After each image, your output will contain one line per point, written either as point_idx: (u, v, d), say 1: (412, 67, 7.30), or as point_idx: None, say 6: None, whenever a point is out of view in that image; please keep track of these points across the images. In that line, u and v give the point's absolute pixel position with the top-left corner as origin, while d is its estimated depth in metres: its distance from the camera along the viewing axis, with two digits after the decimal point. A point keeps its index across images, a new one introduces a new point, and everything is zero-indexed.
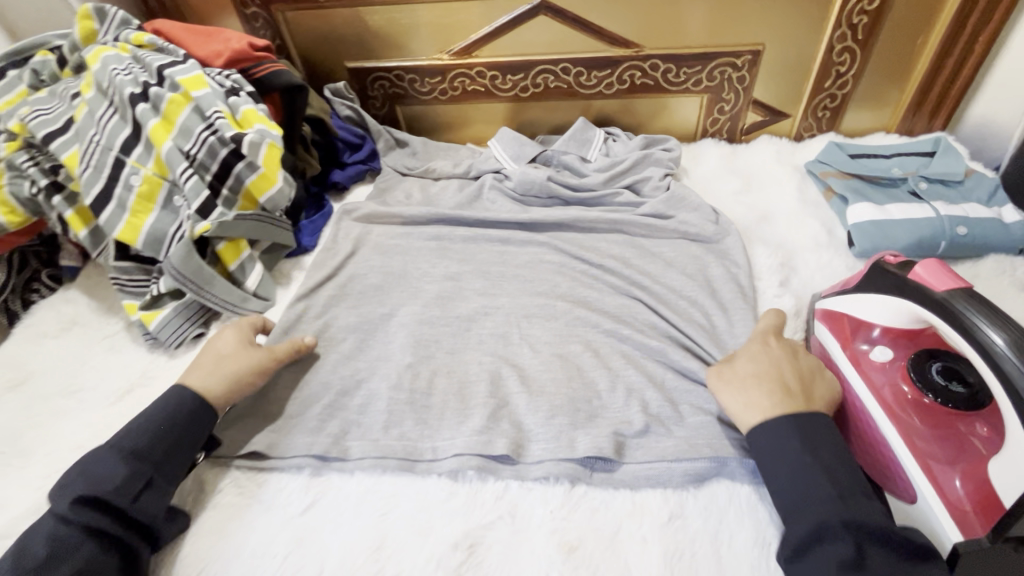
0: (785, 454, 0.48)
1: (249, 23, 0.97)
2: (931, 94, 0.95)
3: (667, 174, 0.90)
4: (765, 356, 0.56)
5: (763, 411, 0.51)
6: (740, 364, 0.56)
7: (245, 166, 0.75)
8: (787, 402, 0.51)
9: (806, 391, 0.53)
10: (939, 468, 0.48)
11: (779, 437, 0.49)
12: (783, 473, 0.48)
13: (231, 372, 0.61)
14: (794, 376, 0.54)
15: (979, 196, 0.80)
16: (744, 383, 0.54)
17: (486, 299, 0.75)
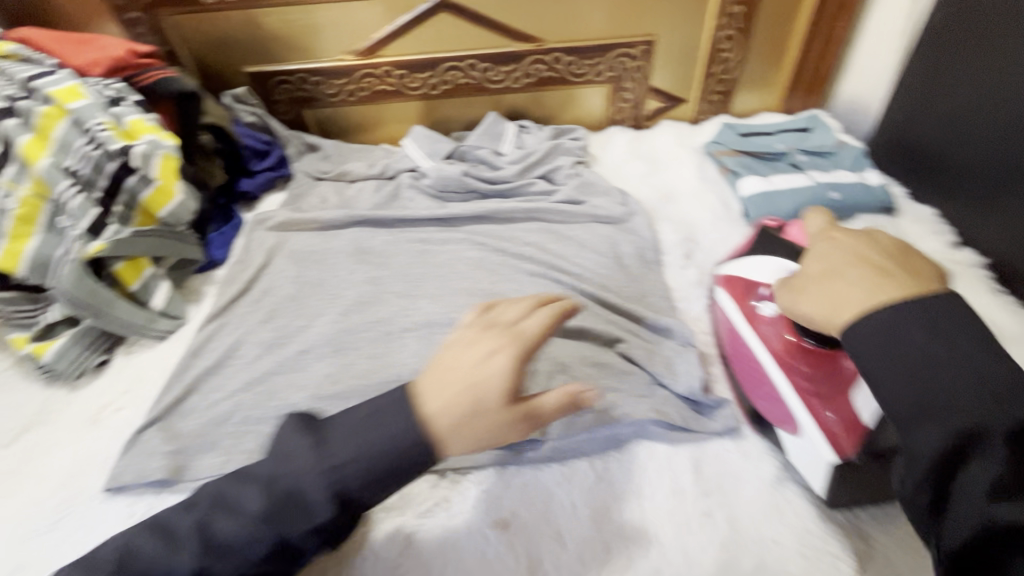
0: (895, 348, 0.37)
1: (131, 30, 0.91)
2: (804, 75, 1.06)
3: (576, 162, 0.94)
4: (839, 247, 0.46)
5: (858, 302, 0.40)
6: (813, 267, 0.46)
7: (138, 178, 0.71)
8: (871, 285, 0.40)
9: (905, 264, 0.42)
10: (819, 404, 0.53)
11: (887, 333, 0.37)
12: (898, 371, 0.36)
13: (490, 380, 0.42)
14: (883, 252, 0.43)
15: (848, 164, 0.89)
16: (827, 291, 0.43)
17: (405, 300, 0.76)
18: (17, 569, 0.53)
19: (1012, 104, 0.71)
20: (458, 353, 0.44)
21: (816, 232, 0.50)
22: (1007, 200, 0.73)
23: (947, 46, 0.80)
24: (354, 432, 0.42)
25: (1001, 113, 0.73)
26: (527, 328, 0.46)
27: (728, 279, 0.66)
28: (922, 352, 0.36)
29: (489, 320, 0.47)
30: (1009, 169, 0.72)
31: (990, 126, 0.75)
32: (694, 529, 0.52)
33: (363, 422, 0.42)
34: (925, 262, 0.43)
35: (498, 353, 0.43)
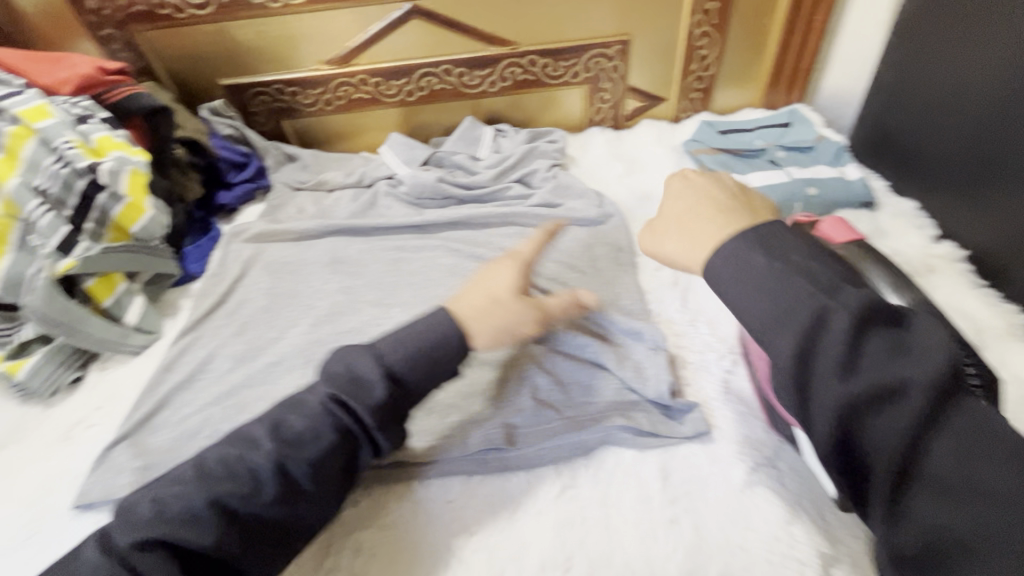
0: (761, 286, 0.40)
1: (106, 47, 0.92)
2: (784, 70, 1.04)
3: (554, 164, 0.94)
4: (686, 184, 0.53)
5: (716, 240, 0.45)
6: (680, 203, 0.51)
7: (109, 196, 0.72)
8: (721, 220, 0.46)
9: (742, 200, 0.49)
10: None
11: (732, 263, 0.42)
12: (762, 302, 0.39)
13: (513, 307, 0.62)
14: (727, 193, 0.50)
15: (827, 159, 0.88)
16: (681, 224, 0.49)
17: (377, 309, 0.75)
18: None
19: (983, 93, 0.70)
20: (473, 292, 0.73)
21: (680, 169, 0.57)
22: (982, 190, 0.72)
23: (920, 37, 0.79)
24: (407, 336, 0.51)
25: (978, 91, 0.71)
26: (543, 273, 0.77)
27: None
28: (775, 284, 0.39)
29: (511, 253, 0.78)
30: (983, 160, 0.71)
31: (961, 116, 0.73)
32: (660, 536, 0.51)
33: (413, 331, 0.52)
34: (762, 203, 0.50)
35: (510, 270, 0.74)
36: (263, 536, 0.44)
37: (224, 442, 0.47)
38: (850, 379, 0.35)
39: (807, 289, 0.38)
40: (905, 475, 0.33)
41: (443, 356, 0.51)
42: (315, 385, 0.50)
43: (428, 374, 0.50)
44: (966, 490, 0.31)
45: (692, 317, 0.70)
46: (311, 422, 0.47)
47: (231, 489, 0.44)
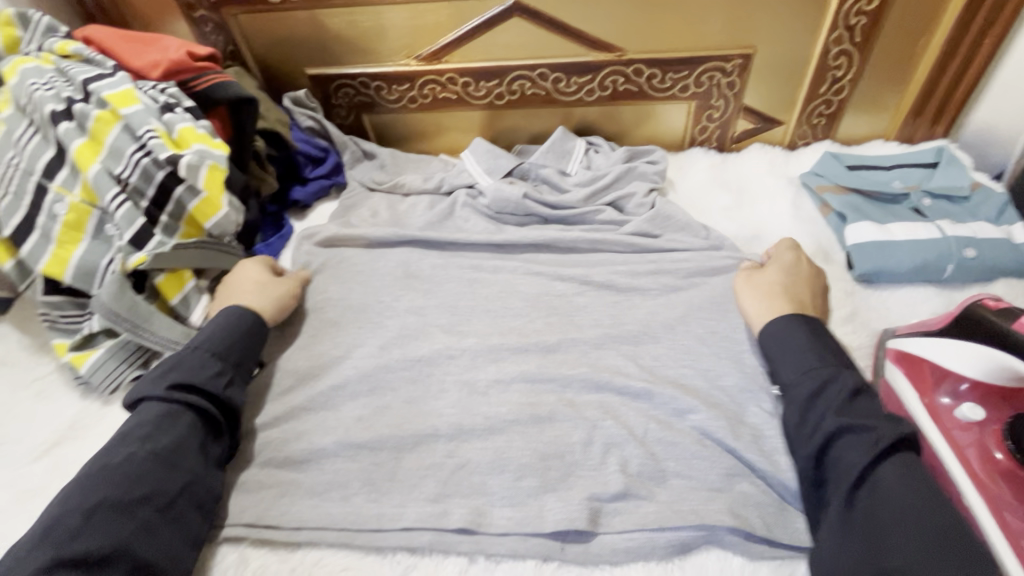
0: (795, 349, 0.55)
1: (198, 28, 0.89)
2: (933, 100, 0.89)
3: (652, 189, 0.84)
4: (791, 268, 0.65)
5: (775, 312, 0.60)
6: (773, 275, 0.65)
7: (186, 189, 0.67)
8: (789, 302, 0.61)
9: (814, 302, 0.63)
10: None
11: (781, 332, 0.57)
12: (803, 362, 0.54)
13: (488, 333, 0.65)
14: (808, 291, 0.63)
15: (986, 214, 0.74)
16: (762, 288, 0.63)
17: (450, 337, 0.69)
18: None
19: None
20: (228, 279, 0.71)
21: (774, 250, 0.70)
22: None
23: None
24: (220, 333, 0.62)
25: None
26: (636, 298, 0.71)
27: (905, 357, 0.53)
28: (806, 353, 0.54)
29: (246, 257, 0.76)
30: None
31: None
32: None
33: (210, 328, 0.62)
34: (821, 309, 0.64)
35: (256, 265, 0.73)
36: (178, 511, 0.51)
37: (89, 464, 0.51)
38: (849, 432, 0.47)
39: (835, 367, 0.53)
40: (852, 511, 0.45)
41: (213, 341, 0.61)
42: (146, 387, 0.57)
43: (202, 362, 0.59)
44: (928, 547, 0.40)
45: None
46: (155, 417, 0.54)
47: (128, 490, 0.49)
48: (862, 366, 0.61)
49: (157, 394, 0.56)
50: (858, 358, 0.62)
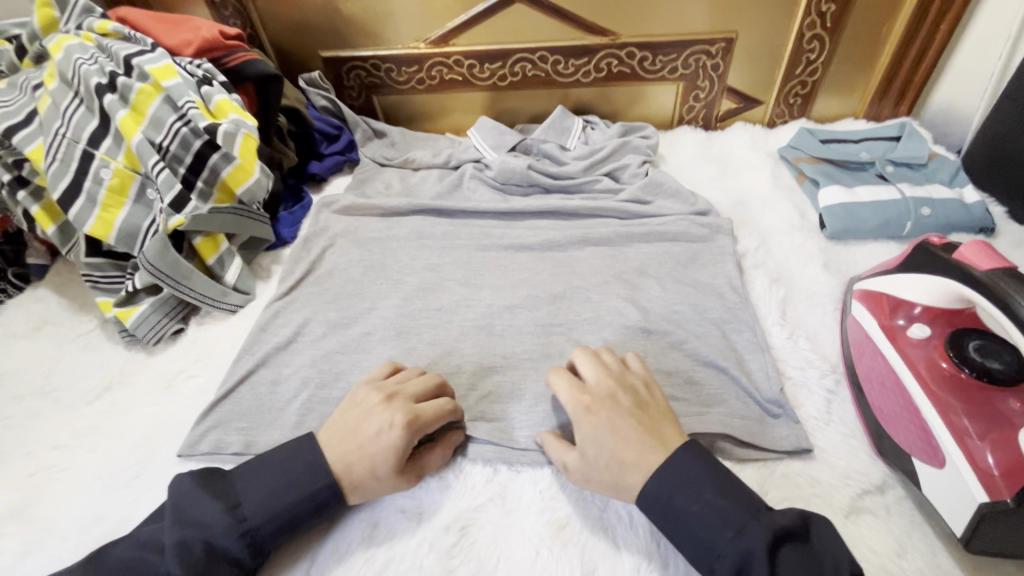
0: (689, 517, 0.45)
1: (218, 12, 0.95)
2: (896, 81, 0.99)
3: (645, 160, 0.92)
4: (599, 431, 0.51)
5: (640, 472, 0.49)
6: (599, 432, 0.51)
7: (220, 157, 0.73)
8: (642, 456, 0.49)
9: (651, 423, 0.51)
10: (973, 439, 0.47)
11: (667, 505, 0.46)
12: (702, 527, 0.44)
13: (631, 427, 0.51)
14: (630, 424, 0.51)
15: (942, 177, 0.83)
16: (607, 469, 0.50)
17: (467, 290, 0.76)
18: (98, 519, 0.56)
19: None
20: (354, 410, 0.55)
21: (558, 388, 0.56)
22: None
23: None
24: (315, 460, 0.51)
25: None
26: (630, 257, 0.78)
27: (869, 295, 0.62)
28: (693, 516, 0.45)
29: (393, 388, 0.57)
30: None
31: None
32: None
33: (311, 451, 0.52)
34: (660, 413, 0.53)
35: (391, 428, 0.53)
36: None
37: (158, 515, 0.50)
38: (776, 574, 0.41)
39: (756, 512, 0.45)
40: None
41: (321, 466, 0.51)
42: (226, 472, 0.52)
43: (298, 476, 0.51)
44: None
45: (791, 329, 0.68)
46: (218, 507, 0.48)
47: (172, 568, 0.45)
48: (830, 306, 0.70)
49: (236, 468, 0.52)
50: (828, 301, 0.70)
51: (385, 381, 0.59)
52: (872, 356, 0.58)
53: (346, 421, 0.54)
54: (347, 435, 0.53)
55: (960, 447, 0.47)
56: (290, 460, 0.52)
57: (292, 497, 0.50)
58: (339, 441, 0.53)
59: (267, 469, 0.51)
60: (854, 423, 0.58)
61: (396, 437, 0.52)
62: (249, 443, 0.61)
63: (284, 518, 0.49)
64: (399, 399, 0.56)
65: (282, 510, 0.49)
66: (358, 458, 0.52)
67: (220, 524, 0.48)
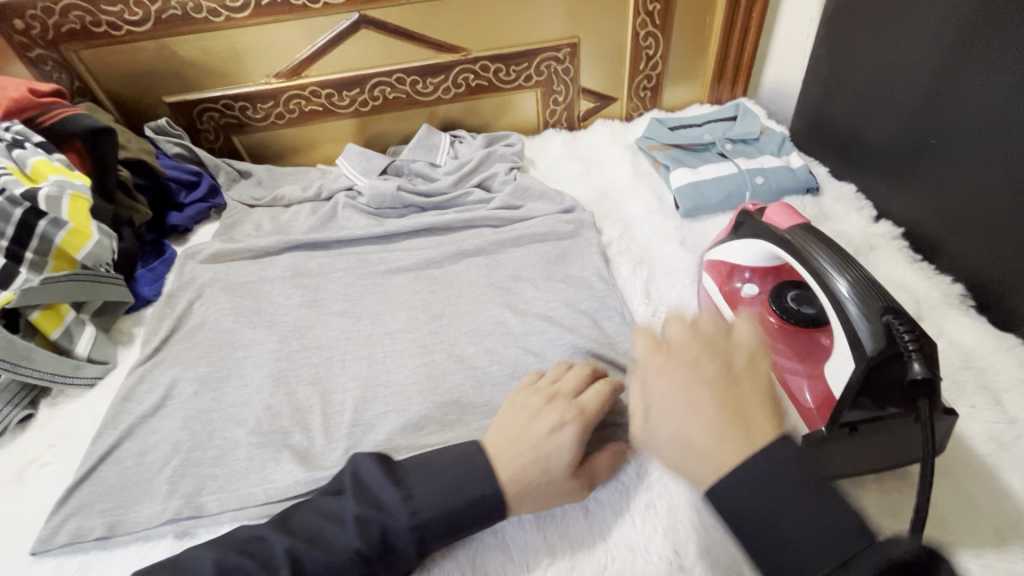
0: (768, 524, 0.36)
1: (38, 68, 0.88)
2: (727, 66, 1.08)
3: (512, 167, 0.95)
4: (688, 402, 0.43)
5: (717, 460, 0.40)
6: (664, 422, 0.44)
7: (49, 222, 0.69)
8: (716, 440, 0.40)
9: (743, 404, 0.42)
10: (796, 380, 0.54)
11: (753, 493, 0.37)
12: (778, 530, 0.36)
13: (701, 399, 0.43)
14: (716, 400, 0.43)
15: (771, 148, 0.93)
16: (676, 448, 0.43)
17: (346, 322, 0.75)
18: None
19: (913, 80, 0.75)
20: (519, 410, 0.56)
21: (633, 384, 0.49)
22: (913, 169, 0.77)
23: (848, 31, 0.84)
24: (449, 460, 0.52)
25: (901, 102, 0.77)
26: (507, 263, 0.81)
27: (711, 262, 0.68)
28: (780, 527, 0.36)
29: (551, 389, 0.58)
30: (915, 141, 0.76)
31: (895, 104, 0.78)
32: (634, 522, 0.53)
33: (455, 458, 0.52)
34: (760, 391, 0.44)
35: (567, 424, 0.53)
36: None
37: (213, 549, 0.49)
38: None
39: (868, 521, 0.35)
40: None
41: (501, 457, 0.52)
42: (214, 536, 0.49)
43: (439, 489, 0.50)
44: None
45: (655, 307, 0.73)
46: None
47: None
48: (686, 280, 0.76)
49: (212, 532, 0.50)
50: (685, 276, 0.76)
51: (539, 382, 0.60)
52: None
53: (514, 421, 0.55)
54: (519, 435, 0.53)
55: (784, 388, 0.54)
56: (465, 462, 0.52)
57: (475, 489, 0.50)
58: (509, 445, 0.53)
59: (444, 466, 0.52)
60: None
61: (572, 433, 0.53)
62: (115, 524, 0.56)
63: (456, 519, 0.49)
64: (561, 398, 0.56)
65: (451, 511, 0.49)
66: (548, 460, 0.51)
67: (396, 512, 0.48)
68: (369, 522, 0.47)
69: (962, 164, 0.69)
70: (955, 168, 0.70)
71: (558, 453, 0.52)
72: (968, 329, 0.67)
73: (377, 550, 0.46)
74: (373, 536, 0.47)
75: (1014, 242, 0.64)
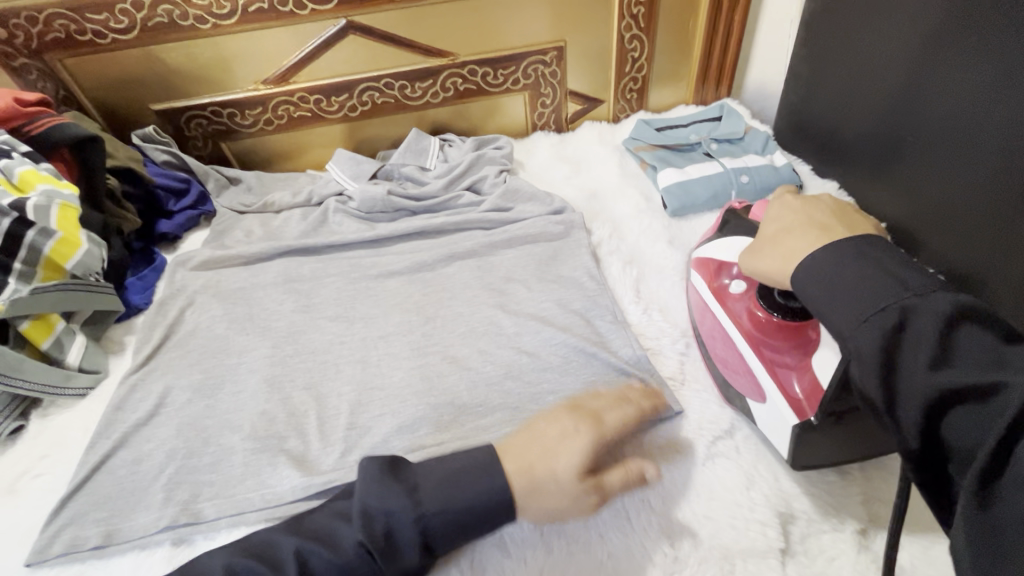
0: (847, 293, 0.40)
1: (22, 77, 0.87)
2: (711, 67, 1.10)
3: (502, 169, 0.96)
4: (786, 224, 0.51)
5: (805, 250, 0.46)
6: (767, 266, 0.50)
7: (38, 232, 0.68)
8: (813, 237, 0.46)
9: (833, 224, 0.48)
10: (785, 372, 0.54)
11: (822, 266, 0.42)
12: (861, 297, 0.39)
13: (809, 221, 0.49)
14: (829, 218, 0.49)
15: (755, 147, 0.95)
16: (768, 248, 0.51)
17: (339, 326, 0.75)
18: None
19: (888, 80, 0.77)
20: (542, 418, 0.54)
21: (750, 266, 0.53)
22: (891, 166, 0.79)
23: (826, 32, 0.86)
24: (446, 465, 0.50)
25: (878, 100, 0.79)
26: (499, 264, 0.82)
27: (701, 262, 0.68)
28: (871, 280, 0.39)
29: (575, 402, 0.56)
30: (892, 139, 0.78)
31: (872, 102, 0.80)
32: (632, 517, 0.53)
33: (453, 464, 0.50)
34: (868, 224, 0.49)
35: (580, 434, 0.51)
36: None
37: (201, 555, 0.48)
38: (992, 408, 0.33)
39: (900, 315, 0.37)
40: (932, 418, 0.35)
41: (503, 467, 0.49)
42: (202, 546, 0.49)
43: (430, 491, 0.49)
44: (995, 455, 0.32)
45: (646, 305, 0.74)
46: None
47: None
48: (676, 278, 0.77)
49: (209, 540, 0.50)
50: (675, 274, 0.78)
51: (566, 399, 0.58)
52: (710, 317, 0.64)
53: (529, 427, 0.53)
54: (527, 438, 0.52)
55: (774, 380, 0.54)
56: (473, 465, 0.50)
57: (471, 492, 0.48)
58: (518, 441, 0.52)
59: (447, 468, 0.50)
60: (705, 380, 0.65)
61: (585, 442, 0.50)
62: (112, 532, 0.56)
63: (457, 515, 0.48)
64: (587, 409, 0.54)
65: (456, 509, 0.48)
66: (547, 459, 0.49)
67: (404, 515, 0.47)
68: (373, 516, 0.47)
69: (938, 160, 0.71)
70: (932, 163, 0.72)
71: (563, 459, 0.49)
72: None
73: (382, 546, 0.46)
74: (377, 532, 0.46)
75: (992, 234, 0.66)
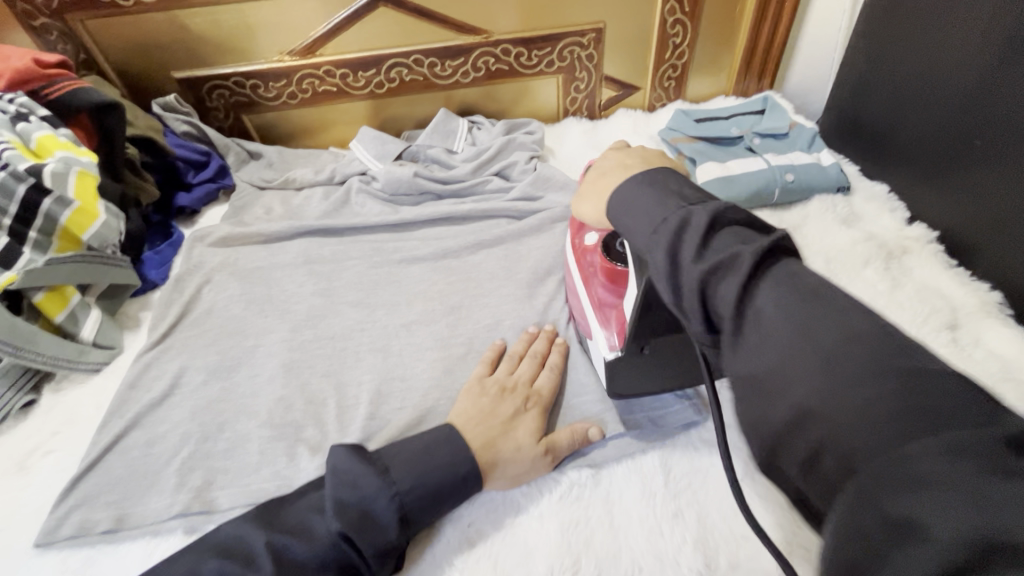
0: (642, 211, 0.39)
1: (41, 38, 0.84)
2: (756, 58, 1.04)
3: (532, 156, 0.92)
4: (608, 169, 0.49)
5: (611, 190, 0.45)
6: (587, 207, 0.49)
7: (55, 201, 0.66)
8: (623, 176, 0.46)
9: (648, 161, 0.48)
10: (607, 314, 0.57)
11: (629, 197, 0.41)
12: (650, 221, 0.38)
13: (627, 166, 0.47)
14: (644, 159, 0.48)
15: (802, 144, 0.90)
16: (596, 186, 0.49)
17: (361, 312, 0.73)
18: None
19: (955, 78, 0.71)
20: (480, 395, 0.58)
21: (577, 209, 0.52)
22: (951, 171, 0.74)
23: (890, 22, 0.80)
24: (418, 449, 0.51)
25: (940, 98, 0.74)
26: (526, 253, 0.78)
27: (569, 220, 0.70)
28: (663, 204, 0.38)
29: (506, 381, 0.60)
30: (956, 141, 0.72)
31: (935, 101, 0.75)
32: (665, 532, 0.50)
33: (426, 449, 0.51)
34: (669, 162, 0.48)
35: (527, 410, 0.57)
36: None
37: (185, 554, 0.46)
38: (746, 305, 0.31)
39: (712, 274, 0.33)
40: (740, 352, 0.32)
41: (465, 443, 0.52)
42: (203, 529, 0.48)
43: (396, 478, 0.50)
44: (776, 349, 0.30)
45: None
46: None
47: None
48: None
49: (216, 530, 0.48)
50: None
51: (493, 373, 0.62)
52: (570, 276, 0.67)
53: (474, 406, 0.56)
54: (480, 417, 0.55)
55: (599, 322, 0.57)
56: (442, 444, 0.51)
57: (439, 471, 0.50)
58: (476, 422, 0.54)
59: (420, 453, 0.50)
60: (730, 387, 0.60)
61: (533, 416, 0.56)
62: (122, 517, 0.54)
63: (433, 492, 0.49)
64: (519, 385, 0.59)
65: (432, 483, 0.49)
66: (506, 439, 0.53)
67: (377, 498, 0.47)
68: (348, 507, 0.47)
69: (1000, 166, 0.66)
70: (994, 170, 0.67)
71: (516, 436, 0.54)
72: (1004, 339, 0.65)
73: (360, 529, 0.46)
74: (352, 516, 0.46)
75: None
